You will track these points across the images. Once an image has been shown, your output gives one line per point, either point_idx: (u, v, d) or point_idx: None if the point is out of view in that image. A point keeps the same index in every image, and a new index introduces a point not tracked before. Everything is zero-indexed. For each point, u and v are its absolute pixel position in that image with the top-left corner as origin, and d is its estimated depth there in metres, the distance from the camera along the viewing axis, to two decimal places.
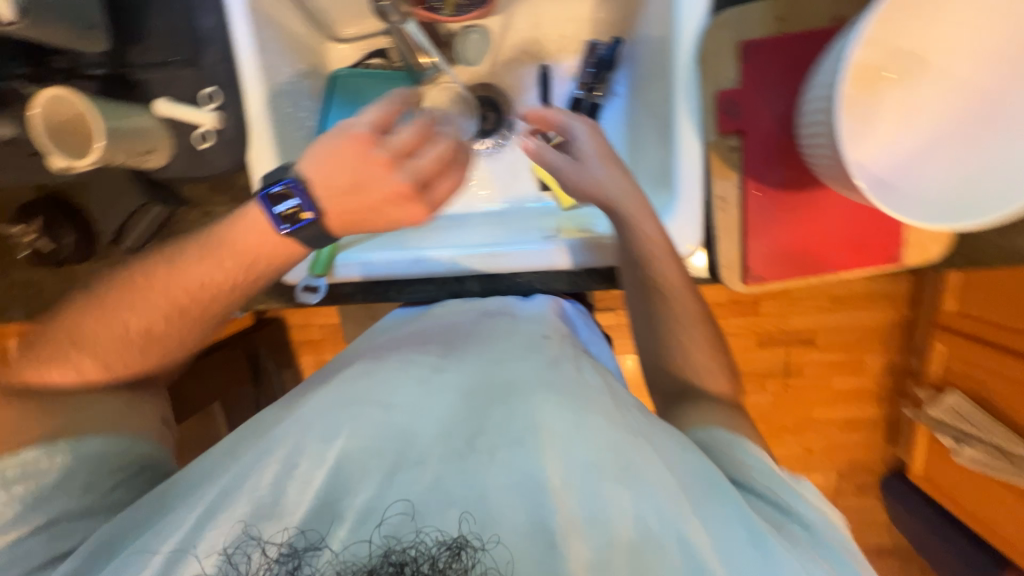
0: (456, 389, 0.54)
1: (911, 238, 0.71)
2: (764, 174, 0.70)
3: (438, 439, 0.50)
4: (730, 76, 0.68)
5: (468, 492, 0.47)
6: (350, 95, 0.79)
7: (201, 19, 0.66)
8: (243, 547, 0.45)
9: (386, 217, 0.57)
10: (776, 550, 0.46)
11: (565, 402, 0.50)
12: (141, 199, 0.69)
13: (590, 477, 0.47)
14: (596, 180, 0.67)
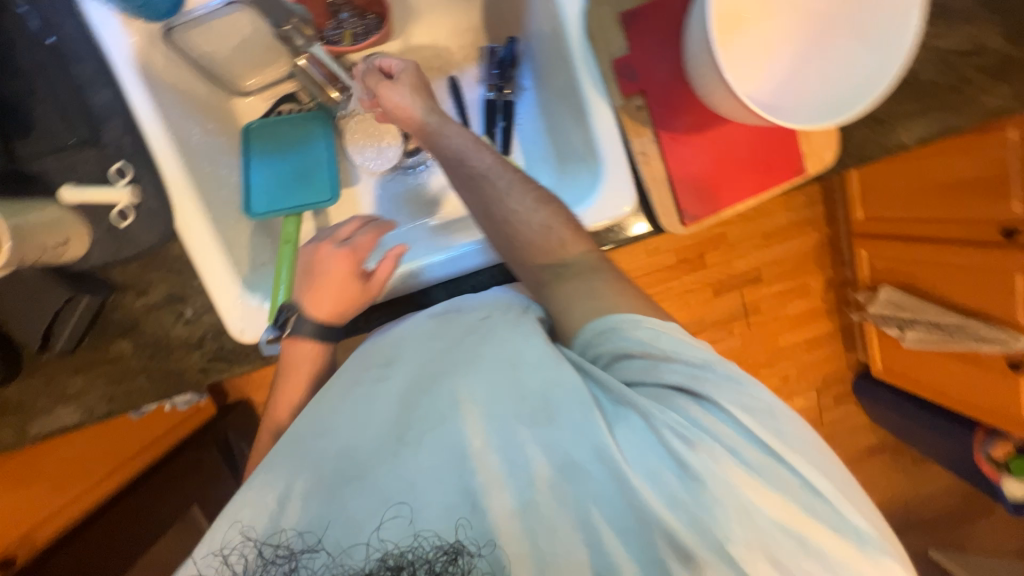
0: (395, 386, 0.58)
1: (807, 148, 0.72)
2: (673, 122, 0.70)
3: (378, 438, 0.55)
4: (620, 45, 0.70)
5: (401, 485, 0.52)
6: (266, 145, 0.80)
7: (92, 95, 0.65)
8: (240, 548, 0.53)
9: (347, 289, 0.69)
10: (691, 446, 0.48)
11: (470, 375, 0.55)
12: (66, 293, 0.66)
13: (511, 430, 0.52)
14: (480, 173, 0.66)
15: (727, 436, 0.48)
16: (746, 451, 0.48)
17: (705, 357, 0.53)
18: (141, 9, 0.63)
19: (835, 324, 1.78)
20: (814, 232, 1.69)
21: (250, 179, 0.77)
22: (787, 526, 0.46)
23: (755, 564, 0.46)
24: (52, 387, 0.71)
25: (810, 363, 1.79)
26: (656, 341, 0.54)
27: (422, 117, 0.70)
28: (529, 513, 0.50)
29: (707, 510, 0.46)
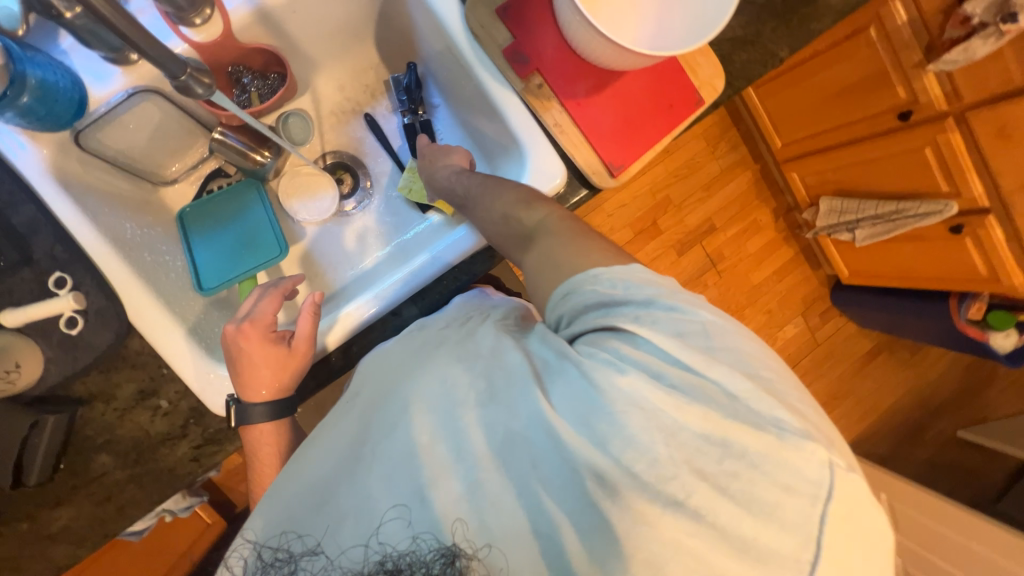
0: (360, 404, 0.55)
1: (698, 81, 0.79)
2: (574, 90, 0.76)
3: (336, 462, 0.50)
4: (505, 35, 0.75)
5: (358, 503, 0.47)
6: (204, 223, 0.80)
7: (13, 216, 0.64)
8: (240, 548, 0.50)
9: (274, 354, 0.67)
10: (610, 376, 0.44)
11: (445, 362, 0.53)
12: (30, 419, 0.63)
13: (453, 414, 0.48)
14: (453, 187, 0.72)
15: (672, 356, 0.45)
16: (692, 380, 0.44)
17: (646, 292, 0.49)
18: (42, 121, 0.63)
19: (794, 248, 1.87)
20: (746, 171, 1.80)
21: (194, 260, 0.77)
22: (733, 441, 0.42)
23: (679, 480, 0.41)
24: (36, 528, 0.67)
25: (786, 290, 1.86)
26: (597, 286, 0.51)
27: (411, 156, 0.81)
28: (478, 493, 0.45)
29: (635, 447, 0.42)
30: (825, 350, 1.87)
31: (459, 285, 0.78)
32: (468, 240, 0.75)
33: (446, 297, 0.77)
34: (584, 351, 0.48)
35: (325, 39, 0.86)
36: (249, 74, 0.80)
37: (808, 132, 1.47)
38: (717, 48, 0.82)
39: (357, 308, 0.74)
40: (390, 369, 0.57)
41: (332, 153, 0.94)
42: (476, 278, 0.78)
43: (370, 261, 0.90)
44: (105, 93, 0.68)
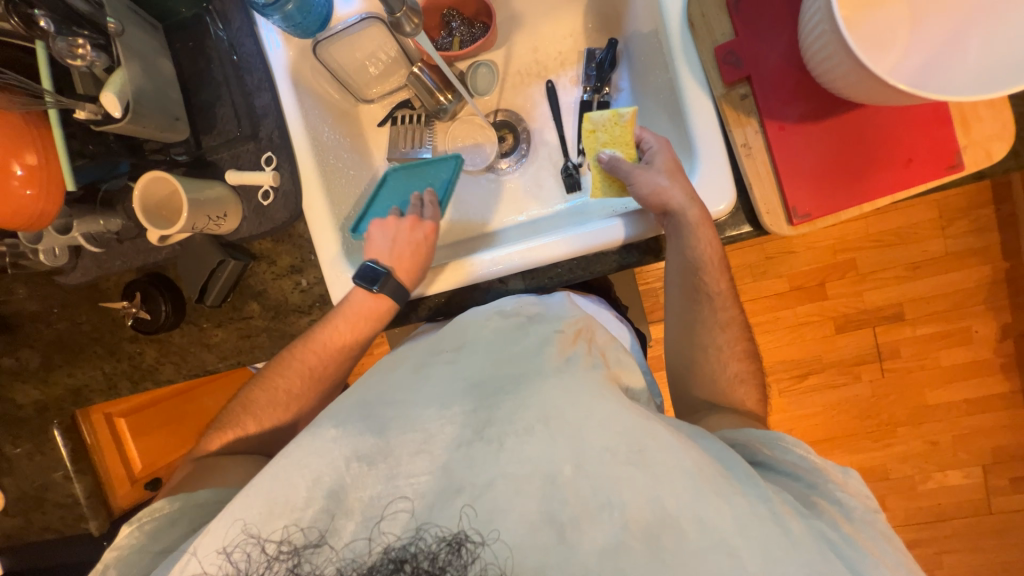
0: (466, 374, 0.59)
1: (966, 140, 0.60)
2: (784, 111, 0.64)
3: (454, 431, 0.52)
4: (725, 30, 0.65)
5: (478, 477, 0.48)
6: (394, 195, 0.85)
7: (258, 99, 0.80)
8: (241, 545, 0.48)
9: (419, 257, 0.77)
10: (815, 543, 0.46)
11: (569, 391, 0.53)
12: (219, 256, 0.80)
13: (603, 460, 0.48)
14: (692, 257, 0.65)
15: (869, 553, 0.46)
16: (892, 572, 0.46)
17: (849, 498, 0.52)
18: (295, 27, 0.75)
19: (1013, 385, 1.41)
20: (983, 266, 1.37)
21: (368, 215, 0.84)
22: None
23: None
24: (201, 335, 0.87)
25: (972, 430, 1.44)
26: (765, 447, 0.58)
27: (661, 164, 0.67)
28: (619, 558, 0.44)
29: None
30: (998, 524, 1.45)
31: (572, 278, 0.75)
32: (631, 227, 0.70)
33: (553, 284, 0.76)
34: (781, 494, 0.51)
35: None
36: (458, 19, 0.84)
37: None
38: (1017, 103, 0.60)
39: (492, 260, 0.74)
40: (522, 358, 0.60)
41: (503, 111, 0.96)
42: (590, 275, 0.74)
43: (500, 224, 0.92)
44: (346, 13, 0.79)
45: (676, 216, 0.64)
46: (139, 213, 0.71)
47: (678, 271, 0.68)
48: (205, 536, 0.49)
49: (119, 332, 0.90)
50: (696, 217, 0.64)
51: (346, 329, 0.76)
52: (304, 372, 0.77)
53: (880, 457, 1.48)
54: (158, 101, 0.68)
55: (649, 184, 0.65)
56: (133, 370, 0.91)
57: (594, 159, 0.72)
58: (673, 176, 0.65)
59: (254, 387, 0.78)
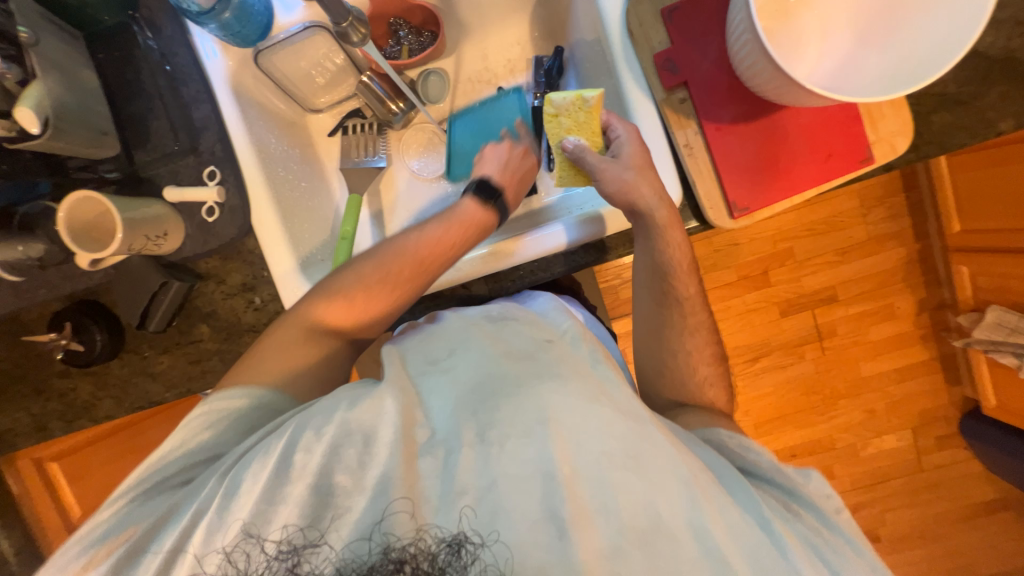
0: (459, 375, 0.54)
1: (875, 136, 0.67)
2: (718, 113, 0.68)
3: (454, 418, 0.51)
4: (661, 39, 0.69)
5: (482, 479, 0.47)
6: (475, 125, 0.90)
7: (196, 111, 0.75)
8: (241, 545, 0.47)
9: (526, 178, 0.80)
10: (797, 546, 0.49)
11: (571, 391, 0.50)
12: (161, 278, 0.75)
13: (604, 468, 0.47)
14: (656, 262, 0.68)
15: (844, 555, 0.50)
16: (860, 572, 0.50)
17: (821, 501, 0.55)
18: (234, 36, 0.72)
19: (932, 352, 1.57)
20: (900, 247, 1.52)
21: (456, 156, 0.90)
22: None
23: None
24: (145, 363, 0.82)
25: (901, 396, 1.59)
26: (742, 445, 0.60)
27: (629, 156, 0.65)
28: (618, 561, 0.44)
29: None
30: (928, 479, 1.60)
31: (534, 280, 0.76)
32: (574, 232, 0.72)
33: (516, 286, 0.77)
34: (768, 502, 0.53)
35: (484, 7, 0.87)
36: (405, 28, 0.84)
37: (971, 243, 1.38)
38: (913, 103, 0.68)
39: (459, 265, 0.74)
40: (518, 350, 0.56)
41: (456, 118, 0.96)
42: (551, 276, 0.76)
43: None
44: (288, 21, 0.77)
45: (643, 216, 0.65)
46: (66, 236, 0.65)
47: (646, 272, 0.69)
48: (198, 530, 0.48)
49: (47, 367, 0.83)
50: (664, 218, 0.65)
51: (458, 233, 0.71)
52: (412, 270, 0.68)
53: (826, 428, 1.60)
54: (82, 116, 0.63)
55: (616, 181, 0.63)
56: (64, 407, 0.83)
57: (557, 147, 0.68)
58: (642, 173, 0.64)
59: (349, 276, 0.68)
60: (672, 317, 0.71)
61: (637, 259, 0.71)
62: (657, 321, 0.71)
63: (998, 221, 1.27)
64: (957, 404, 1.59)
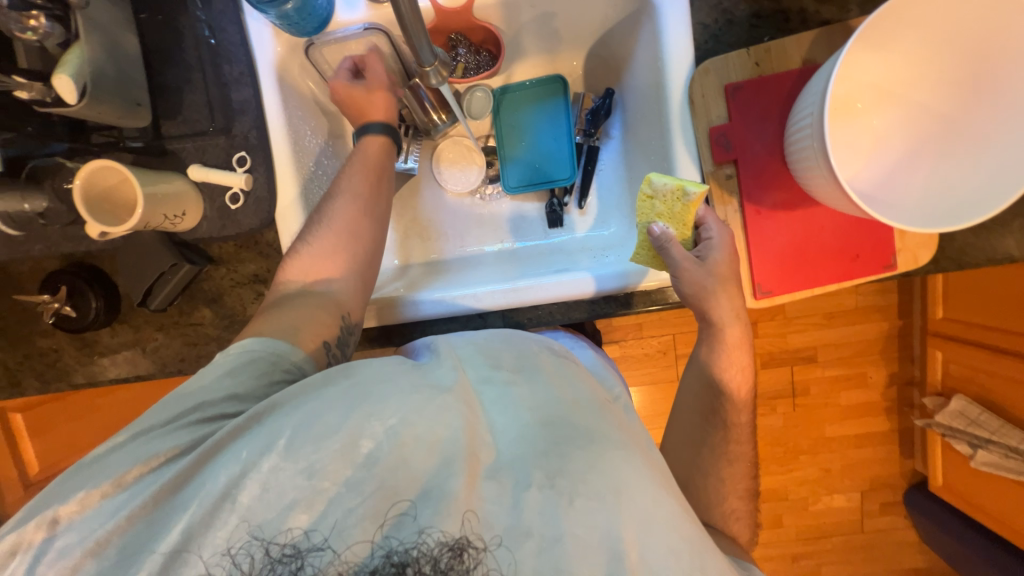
0: (533, 404, 0.53)
1: (902, 243, 0.69)
2: (761, 195, 0.70)
3: (520, 452, 0.49)
4: (720, 113, 0.69)
5: (547, 528, 0.44)
6: (517, 109, 0.91)
7: (235, 92, 0.72)
8: (246, 545, 0.42)
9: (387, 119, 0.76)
10: None
11: (646, 473, 0.49)
12: (171, 258, 0.73)
13: (667, 571, 0.45)
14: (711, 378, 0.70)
15: None
16: None
17: None
18: (291, 26, 0.69)
19: (893, 425, 1.65)
20: (884, 323, 1.59)
21: (509, 159, 0.92)
22: None
23: None
24: (137, 337, 0.79)
25: (858, 461, 1.67)
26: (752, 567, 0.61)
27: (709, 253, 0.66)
28: None
29: None
30: (866, 541, 1.69)
31: (551, 320, 0.77)
32: (605, 283, 0.72)
33: (531, 325, 0.77)
34: None
35: (542, 34, 0.86)
36: (464, 45, 0.82)
37: (949, 333, 1.44)
38: None
39: (465, 294, 0.74)
40: (590, 403, 0.55)
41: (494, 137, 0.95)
42: (568, 321, 0.77)
43: (480, 249, 0.92)
44: (348, 20, 0.74)
45: (713, 327, 0.68)
46: (80, 204, 0.62)
47: (701, 383, 0.71)
48: (219, 506, 0.43)
49: (30, 325, 0.79)
50: (733, 339, 0.69)
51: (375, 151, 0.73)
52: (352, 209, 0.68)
53: (784, 480, 1.67)
54: (117, 83, 0.60)
55: (693, 283, 0.65)
56: (41, 368, 0.80)
57: (645, 230, 0.68)
58: (722, 284, 0.66)
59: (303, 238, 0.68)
60: (690, 395, 0.72)
61: (692, 369, 0.73)
62: (698, 427, 0.71)
63: (979, 320, 1.34)
64: (908, 477, 1.68)
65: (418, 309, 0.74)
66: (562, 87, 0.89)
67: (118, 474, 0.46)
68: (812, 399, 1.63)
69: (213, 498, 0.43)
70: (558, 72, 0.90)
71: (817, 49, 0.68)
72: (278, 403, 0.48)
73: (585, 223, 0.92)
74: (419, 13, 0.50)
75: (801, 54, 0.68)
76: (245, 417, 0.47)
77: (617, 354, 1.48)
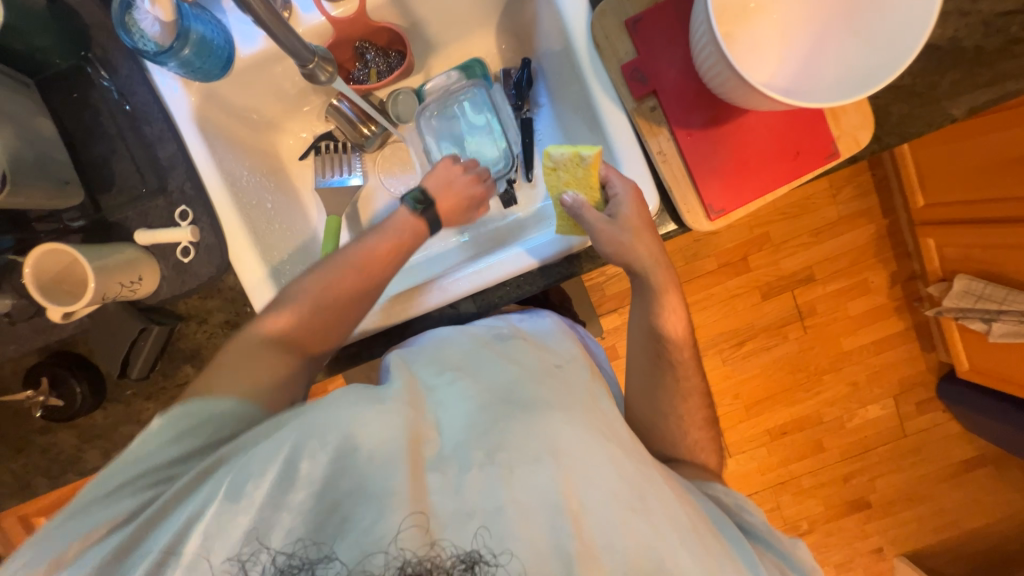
0: (474, 391, 0.54)
1: (838, 131, 0.69)
2: (687, 119, 0.70)
3: (461, 434, 0.50)
4: (627, 49, 0.70)
5: (493, 502, 0.45)
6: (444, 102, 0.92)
7: (162, 150, 0.73)
8: (257, 556, 0.44)
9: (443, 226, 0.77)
10: None
11: (580, 425, 0.51)
12: (139, 324, 0.74)
13: (609, 512, 0.47)
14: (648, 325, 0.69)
15: None
16: None
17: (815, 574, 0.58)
18: (195, 72, 0.70)
19: (907, 322, 1.63)
20: (869, 224, 1.57)
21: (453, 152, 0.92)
22: None
23: None
24: (129, 412, 0.79)
25: (881, 367, 1.65)
26: (727, 496, 0.63)
27: (627, 215, 0.66)
28: None
29: None
30: (912, 444, 1.67)
31: (520, 293, 0.77)
32: (544, 252, 0.73)
33: (503, 302, 0.77)
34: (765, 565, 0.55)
35: (448, 22, 0.87)
36: (372, 51, 0.83)
37: (933, 216, 1.43)
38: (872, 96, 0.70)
39: (429, 291, 0.75)
40: (524, 379, 0.56)
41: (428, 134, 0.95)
42: (524, 296, 0.78)
43: (444, 244, 0.92)
44: (251, 54, 0.74)
45: (641, 276, 0.67)
46: (35, 291, 0.63)
47: (642, 333, 0.70)
48: (197, 536, 0.44)
49: (24, 425, 0.80)
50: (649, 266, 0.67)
51: (396, 247, 0.71)
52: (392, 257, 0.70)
53: (812, 404, 1.66)
54: (39, 165, 0.62)
55: (613, 243, 0.65)
56: (44, 464, 0.80)
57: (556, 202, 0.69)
58: (638, 236, 0.66)
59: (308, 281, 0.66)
60: (637, 346, 0.70)
61: (633, 321, 0.71)
62: (651, 369, 0.69)
63: (956, 197, 1.33)
64: (935, 371, 1.65)
65: (385, 317, 0.75)
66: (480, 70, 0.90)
67: (60, 550, 0.46)
68: (819, 317, 1.62)
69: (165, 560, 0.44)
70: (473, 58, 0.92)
71: None
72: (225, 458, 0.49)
73: (538, 193, 0.92)
74: (280, 14, 0.50)
75: None
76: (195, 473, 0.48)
77: (616, 321, 1.48)
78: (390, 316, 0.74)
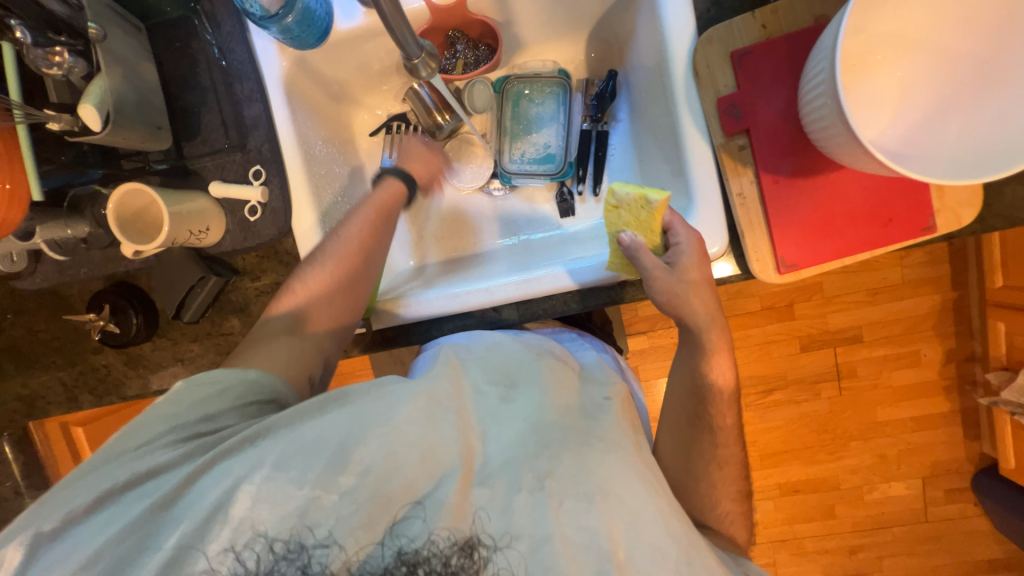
0: (524, 410, 0.57)
1: (940, 204, 0.64)
2: (776, 164, 0.66)
3: (512, 453, 0.53)
4: (727, 82, 0.67)
5: (539, 530, 0.48)
6: (520, 107, 0.91)
7: (248, 109, 0.76)
8: (252, 544, 0.47)
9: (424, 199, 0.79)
10: None
11: (632, 474, 0.53)
12: (199, 272, 0.77)
13: (653, 565, 0.49)
14: (693, 387, 0.66)
15: None
16: None
17: None
18: (293, 39, 0.71)
19: (954, 405, 1.53)
20: (935, 294, 1.47)
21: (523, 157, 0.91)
22: None
23: None
24: (175, 350, 0.83)
25: (916, 446, 1.55)
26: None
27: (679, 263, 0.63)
28: None
29: None
30: (933, 531, 1.57)
31: (566, 310, 0.75)
32: (598, 273, 0.71)
33: (547, 315, 0.76)
34: None
35: (541, 22, 0.85)
36: (463, 42, 0.83)
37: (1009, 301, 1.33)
38: None
39: (475, 291, 0.74)
40: (578, 413, 0.59)
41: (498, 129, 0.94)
42: (566, 315, 0.77)
43: (493, 244, 0.92)
44: (346, 28, 0.75)
45: (691, 330, 0.65)
46: (115, 226, 0.66)
47: (683, 390, 0.67)
48: (217, 530, 0.47)
49: (82, 343, 0.85)
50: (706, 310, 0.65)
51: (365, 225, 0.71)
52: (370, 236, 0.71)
53: (832, 468, 1.58)
54: (138, 108, 0.65)
55: (667, 291, 0.63)
56: (93, 383, 0.86)
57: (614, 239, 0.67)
58: (696, 288, 0.63)
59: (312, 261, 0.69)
60: (676, 401, 0.68)
61: (676, 379, 0.69)
62: (685, 414, 0.67)
63: None
64: (974, 461, 1.54)
65: (424, 306, 0.75)
66: (562, 79, 0.89)
67: (105, 486, 0.49)
68: (859, 380, 1.54)
69: (208, 509, 0.48)
70: (558, 67, 0.91)
71: (829, 5, 0.65)
72: (263, 430, 0.52)
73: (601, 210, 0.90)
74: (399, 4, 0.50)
75: (809, 13, 0.65)
76: (241, 437, 0.51)
77: (644, 345, 1.44)
78: (431, 308, 0.74)
